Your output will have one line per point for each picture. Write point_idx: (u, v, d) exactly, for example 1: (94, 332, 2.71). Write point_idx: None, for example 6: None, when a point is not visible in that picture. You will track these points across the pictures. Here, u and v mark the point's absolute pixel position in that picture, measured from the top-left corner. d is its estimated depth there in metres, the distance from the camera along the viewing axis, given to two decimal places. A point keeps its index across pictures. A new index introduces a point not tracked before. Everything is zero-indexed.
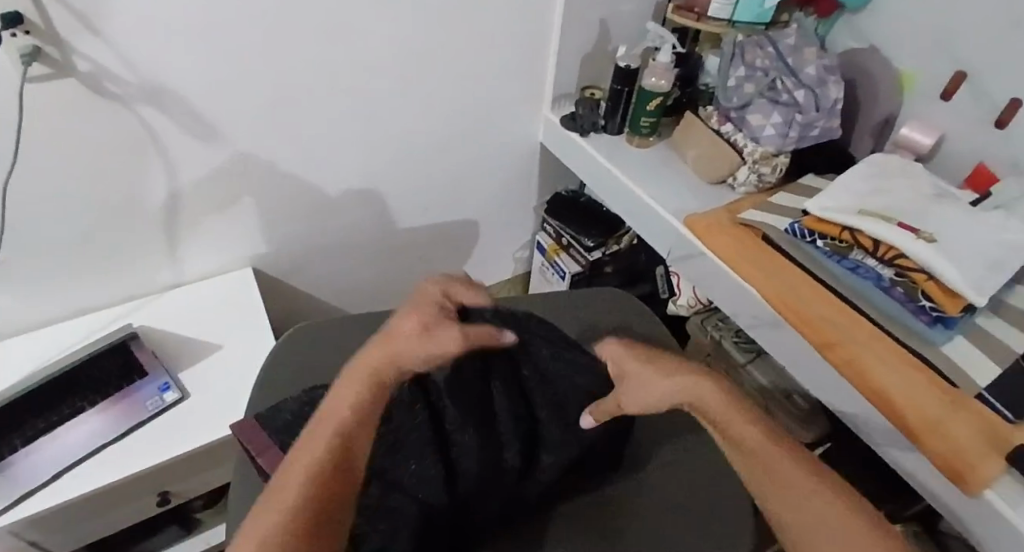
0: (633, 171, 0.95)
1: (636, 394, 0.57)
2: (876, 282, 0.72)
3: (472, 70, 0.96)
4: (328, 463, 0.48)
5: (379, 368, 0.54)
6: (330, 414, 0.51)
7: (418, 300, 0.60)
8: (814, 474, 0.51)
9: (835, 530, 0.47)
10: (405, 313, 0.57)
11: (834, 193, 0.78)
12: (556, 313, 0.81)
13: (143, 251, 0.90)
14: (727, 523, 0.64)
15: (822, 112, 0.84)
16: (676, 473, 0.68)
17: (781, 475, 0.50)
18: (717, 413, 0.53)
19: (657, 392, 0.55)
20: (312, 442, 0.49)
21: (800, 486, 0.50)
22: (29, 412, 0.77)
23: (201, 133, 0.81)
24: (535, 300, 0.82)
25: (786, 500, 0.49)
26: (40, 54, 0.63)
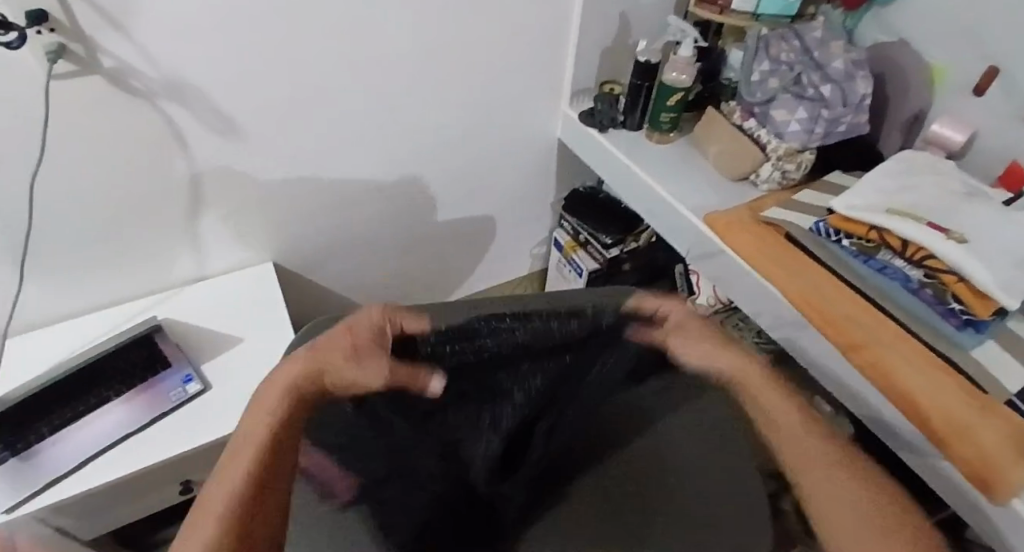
0: (652, 167, 0.94)
1: (687, 346, 0.62)
2: (904, 283, 0.70)
3: (490, 66, 0.96)
4: (255, 474, 0.51)
5: (304, 391, 0.55)
6: (257, 424, 0.53)
7: (356, 323, 0.57)
8: (835, 445, 0.58)
9: (854, 492, 0.54)
10: (339, 335, 0.57)
11: (861, 190, 0.76)
12: None
13: (166, 246, 0.91)
14: (745, 522, 0.62)
15: (850, 108, 0.81)
16: (692, 469, 0.66)
17: (801, 452, 0.57)
18: (760, 390, 0.60)
19: (707, 353, 0.61)
20: (238, 451, 0.52)
21: (825, 463, 0.56)
22: (56, 402, 0.79)
23: (222, 129, 0.81)
24: None
25: (812, 464, 0.56)
26: (64, 51, 0.64)
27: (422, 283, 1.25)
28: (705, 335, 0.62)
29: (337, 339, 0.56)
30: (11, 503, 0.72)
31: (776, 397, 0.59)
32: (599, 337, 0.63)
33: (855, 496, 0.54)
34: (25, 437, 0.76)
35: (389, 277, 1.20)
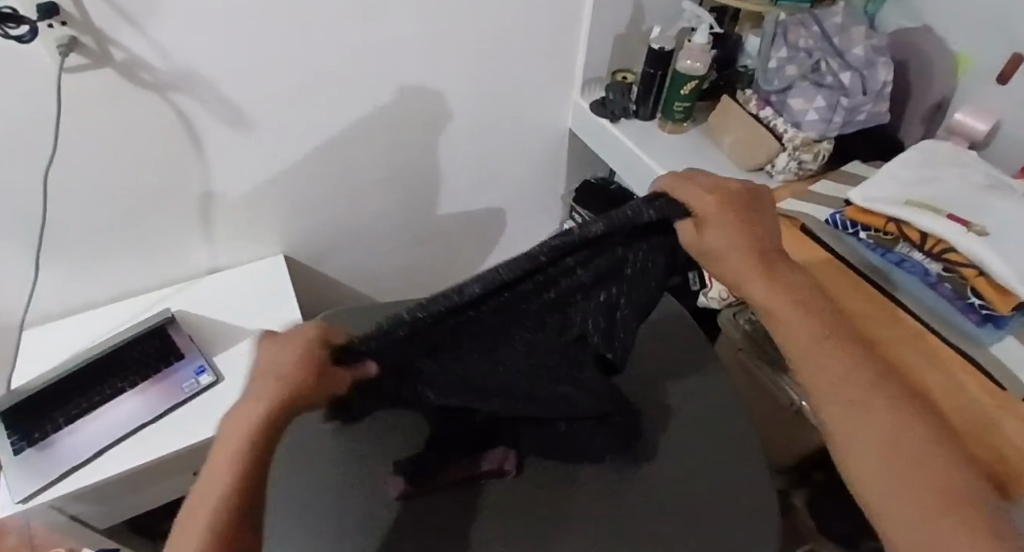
0: (665, 158, 0.93)
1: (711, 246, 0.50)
2: (923, 277, 0.69)
3: (501, 55, 0.95)
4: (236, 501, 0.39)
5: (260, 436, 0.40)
6: (234, 435, 0.40)
7: (289, 352, 0.40)
8: (874, 388, 0.48)
9: (884, 434, 0.46)
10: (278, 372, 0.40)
11: (879, 181, 0.73)
12: None
13: (179, 238, 0.92)
14: (752, 526, 0.59)
15: (870, 96, 0.80)
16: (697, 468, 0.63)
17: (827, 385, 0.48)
18: (785, 317, 0.51)
19: (730, 262, 0.51)
20: (207, 486, 0.40)
21: (845, 391, 0.48)
22: (74, 392, 0.80)
23: (232, 121, 0.81)
24: None
25: (836, 403, 0.48)
26: (76, 44, 0.64)
27: (432, 275, 1.25)
28: (739, 242, 0.50)
29: (288, 347, 0.41)
30: (29, 491, 0.73)
31: (798, 322, 0.50)
32: (600, 246, 0.48)
33: (869, 422, 0.46)
34: (45, 425, 0.78)
35: (399, 269, 1.20)
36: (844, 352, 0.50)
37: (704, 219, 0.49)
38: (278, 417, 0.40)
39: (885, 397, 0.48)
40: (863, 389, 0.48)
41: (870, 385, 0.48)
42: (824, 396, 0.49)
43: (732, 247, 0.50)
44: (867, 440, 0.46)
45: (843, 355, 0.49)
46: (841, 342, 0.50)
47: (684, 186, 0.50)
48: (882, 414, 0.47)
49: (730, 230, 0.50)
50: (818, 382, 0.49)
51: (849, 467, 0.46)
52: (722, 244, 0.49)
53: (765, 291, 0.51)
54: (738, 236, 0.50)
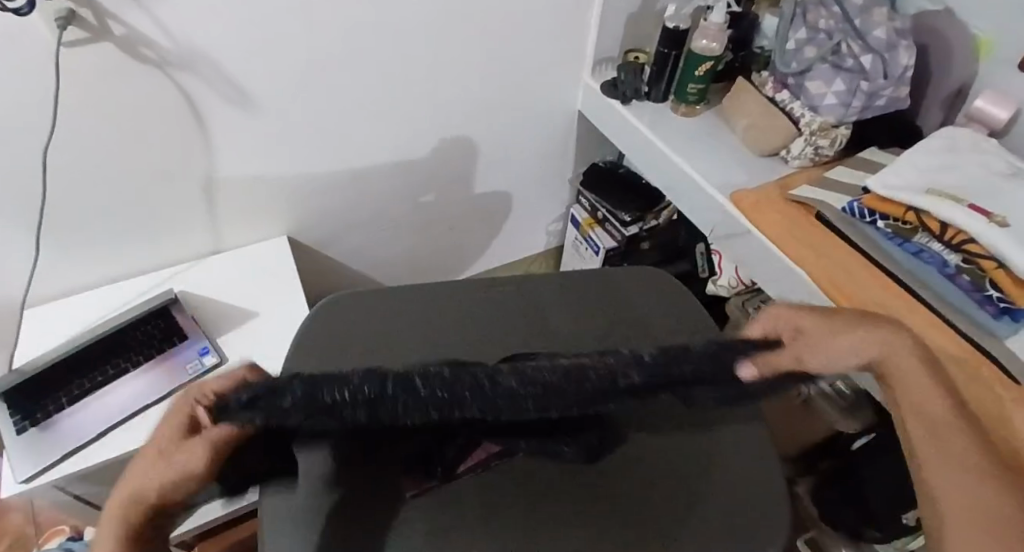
0: (678, 142, 0.90)
1: (815, 352, 0.45)
2: (940, 268, 0.67)
3: (511, 34, 0.92)
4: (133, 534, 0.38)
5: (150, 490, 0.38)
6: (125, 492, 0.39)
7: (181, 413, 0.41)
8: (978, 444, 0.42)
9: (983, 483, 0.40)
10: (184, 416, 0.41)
11: (900, 168, 0.71)
12: (581, 296, 0.77)
13: (182, 217, 0.90)
14: None
15: (891, 80, 0.77)
16: None
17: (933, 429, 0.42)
18: (905, 379, 0.45)
19: (838, 350, 0.45)
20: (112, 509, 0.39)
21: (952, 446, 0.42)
22: (75, 370, 0.80)
23: (236, 99, 0.79)
24: (556, 279, 0.79)
25: (941, 453, 0.42)
26: (75, 17, 0.61)
27: (437, 258, 1.24)
28: (831, 335, 0.46)
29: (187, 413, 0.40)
30: (31, 471, 0.73)
31: (921, 384, 0.44)
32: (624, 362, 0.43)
33: (971, 475, 0.40)
34: (46, 405, 0.77)
35: (403, 253, 1.19)
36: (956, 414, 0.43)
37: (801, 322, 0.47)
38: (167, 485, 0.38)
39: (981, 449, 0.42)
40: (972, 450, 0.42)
41: (971, 444, 0.42)
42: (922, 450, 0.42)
43: (836, 347, 0.45)
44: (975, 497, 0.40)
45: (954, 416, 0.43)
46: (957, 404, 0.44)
47: (781, 309, 0.48)
48: (974, 464, 0.41)
49: (834, 326, 0.46)
50: (929, 427, 0.43)
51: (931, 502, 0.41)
52: (825, 339, 0.46)
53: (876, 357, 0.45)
54: (842, 326, 0.46)
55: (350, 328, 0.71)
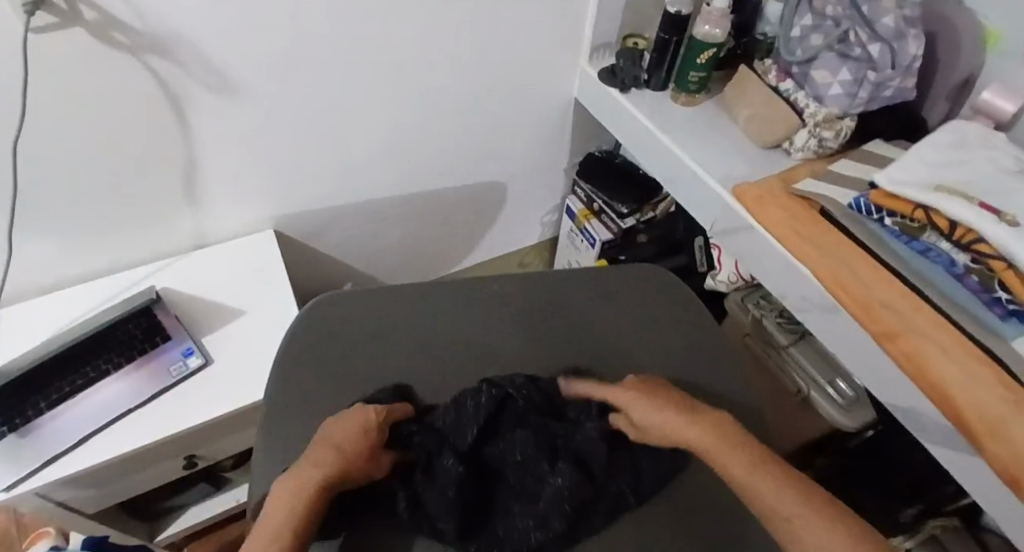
0: (678, 133, 0.88)
1: (652, 426, 0.56)
2: (948, 267, 0.65)
3: (506, 18, 0.88)
4: (298, 527, 0.48)
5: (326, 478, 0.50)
6: (298, 483, 0.50)
7: (346, 425, 0.55)
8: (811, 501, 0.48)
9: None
10: (342, 428, 0.54)
11: (908, 163, 0.69)
12: (583, 297, 0.75)
13: (164, 211, 0.87)
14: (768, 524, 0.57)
15: (898, 71, 0.74)
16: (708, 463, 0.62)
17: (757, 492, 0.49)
18: (728, 460, 0.52)
19: (667, 428, 0.55)
20: (278, 508, 0.49)
21: (780, 507, 0.48)
22: (55, 373, 0.76)
23: (217, 87, 0.76)
24: (555, 279, 0.76)
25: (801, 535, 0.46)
26: (43, 2, 0.57)
27: (429, 252, 1.21)
28: (668, 411, 0.56)
29: (347, 425, 0.55)
30: (11, 480, 0.69)
31: (732, 459, 0.52)
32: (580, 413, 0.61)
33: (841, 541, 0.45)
34: (25, 411, 0.74)
35: (394, 248, 1.16)
36: (767, 468, 0.51)
37: (631, 409, 0.57)
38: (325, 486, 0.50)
39: (845, 518, 0.47)
40: (797, 503, 0.48)
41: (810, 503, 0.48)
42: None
43: (663, 433, 0.55)
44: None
45: (768, 473, 0.50)
46: (774, 462, 0.52)
47: (620, 392, 0.59)
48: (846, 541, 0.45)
49: (655, 409, 0.56)
50: (782, 513, 0.48)
51: None
52: (653, 425, 0.56)
53: (694, 441, 0.54)
54: (661, 413, 0.56)
55: (342, 325, 0.69)
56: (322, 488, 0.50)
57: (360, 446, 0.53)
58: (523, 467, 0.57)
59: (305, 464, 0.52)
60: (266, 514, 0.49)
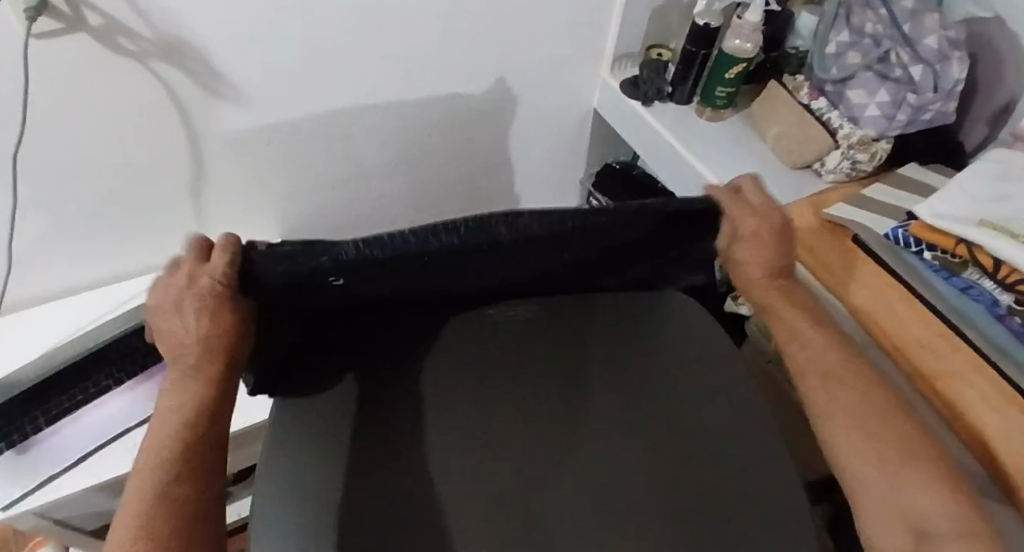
0: (703, 150, 0.84)
1: (787, 336, 0.56)
2: (990, 307, 0.62)
3: (527, 25, 0.85)
4: (179, 495, 0.40)
5: (186, 423, 0.43)
6: (180, 442, 0.42)
7: (193, 298, 0.43)
8: (907, 456, 0.46)
9: (923, 503, 0.44)
10: (195, 309, 0.43)
11: (950, 194, 0.66)
12: (661, 341, 0.60)
13: (170, 218, 0.84)
14: (790, 513, 0.49)
15: (940, 94, 0.71)
16: (701, 371, 0.58)
17: (849, 436, 0.49)
18: (829, 398, 0.51)
19: (809, 341, 0.55)
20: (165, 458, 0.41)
21: (876, 463, 0.47)
22: (54, 388, 0.73)
23: (226, 95, 0.73)
24: (638, 311, 0.62)
25: (888, 493, 0.45)
26: (47, 8, 0.54)
27: None
28: (813, 332, 0.56)
29: (190, 304, 0.43)
30: (10, 499, 0.70)
31: (832, 386, 0.52)
32: (575, 371, 0.57)
33: (935, 497, 0.44)
34: (23, 425, 0.72)
35: None
36: (883, 425, 0.49)
37: (778, 307, 0.57)
38: (197, 432, 0.43)
39: (941, 468, 0.46)
40: (907, 467, 0.46)
41: (905, 459, 0.46)
42: (823, 408, 0.51)
43: (800, 337, 0.56)
44: (877, 495, 0.45)
45: (882, 431, 0.49)
46: (887, 405, 0.51)
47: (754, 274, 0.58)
48: (946, 499, 0.43)
49: (790, 315, 0.57)
50: (871, 468, 0.47)
51: (863, 506, 0.46)
52: (793, 328, 0.56)
53: (800, 363, 0.55)
54: (802, 322, 0.56)
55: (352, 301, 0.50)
56: (197, 432, 0.43)
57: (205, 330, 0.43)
58: (517, 385, 0.55)
59: (181, 366, 0.44)
60: (145, 463, 0.41)
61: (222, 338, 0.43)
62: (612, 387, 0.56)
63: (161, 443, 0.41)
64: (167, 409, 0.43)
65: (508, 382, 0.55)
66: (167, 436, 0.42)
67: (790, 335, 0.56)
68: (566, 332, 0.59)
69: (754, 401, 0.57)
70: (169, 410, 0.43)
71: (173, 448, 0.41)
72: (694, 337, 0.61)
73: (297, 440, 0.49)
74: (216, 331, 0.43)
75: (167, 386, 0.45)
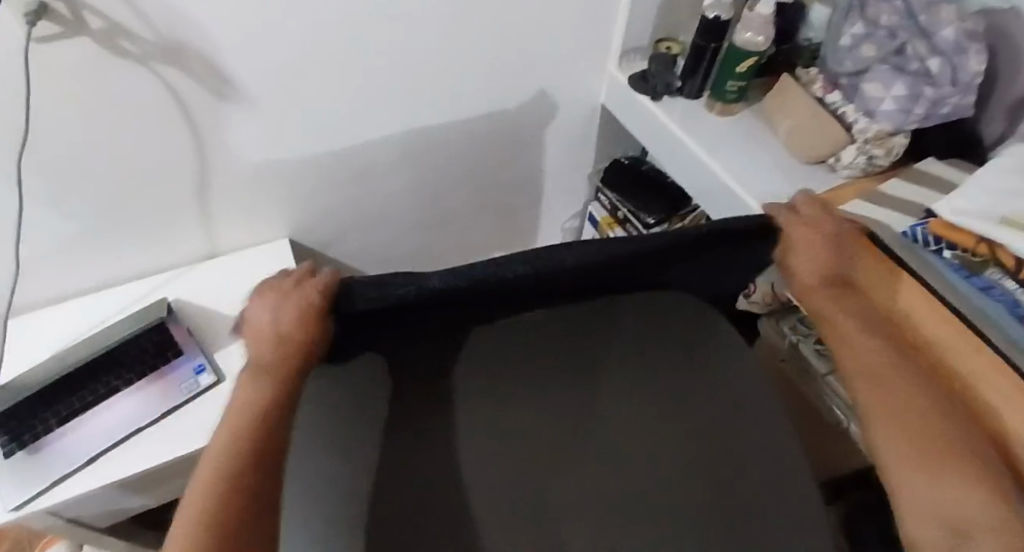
0: (714, 146, 0.83)
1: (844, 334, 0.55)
2: (1012, 308, 0.59)
3: (534, 20, 0.83)
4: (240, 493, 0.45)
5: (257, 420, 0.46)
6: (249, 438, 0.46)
7: (290, 300, 0.44)
8: (958, 457, 0.46)
9: (972, 506, 0.44)
10: (286, 313, 0.44)
11: (970, 190, 0.64)
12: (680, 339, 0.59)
13: (176, 220, 0.84)
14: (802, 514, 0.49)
15: (959, 87, 0.68)
16: (719, 369, 0.58)
17: (906, 443, 0.49)
18: (890, 397, 0.51)
19: (862, 342, 0.55)
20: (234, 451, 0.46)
21: (929, 466, 0.47)
22: (65, 389, 0.75)
23: (229, 95, 0.72)
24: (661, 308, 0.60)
25: (943, 498, 0.45)
26: (47, 11, 0.54)
27: (447, 256, 1.18)
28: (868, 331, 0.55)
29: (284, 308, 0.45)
30: (21, 499, 0.69)
31: (885, 382, 0.52)
32: (599, 371, 0.57)
33: (984, 503, 0.44)
34: (34, 426, 0.73)
35: (410, 253, 1.12)
36: (938, 427, 0.49)
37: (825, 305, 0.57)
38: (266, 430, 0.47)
39: (988, 472, 0.45)
40: (961, 468, 0.46)
41: (959, 460, 0.46)
42: (874, 408, 0.52)
43: (855, 339, 0.55)
44: (926, 499, 0.46)
45: (939, 432, 0.48)
46: (937, 403, 0.50)
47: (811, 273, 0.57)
48: (993, 502, 0.44)
49: (847, 316, 0.56)
50: (926, 472, 0.47)
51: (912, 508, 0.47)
52: (849, 327, 0.56)
53: (854, 360, 0.54)
54: (857, 320, 0.56)
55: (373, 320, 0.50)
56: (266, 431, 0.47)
57: (292, 335, 0.44)
58: (537, 382, 0.56)
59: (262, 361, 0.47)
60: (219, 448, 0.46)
61: (301, 345, 0.45)
62: (627, 388, 0.57)
63: (238, 432, 0.46)
64: (247, 398, 0.47)
65: (528, 381, 0.56)
66: (243, 426, 0.47)
67: (843, 332, 0.55)
68: (584, 330, 0.59)
69: (766, 403, 0.55)
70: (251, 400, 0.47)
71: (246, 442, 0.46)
72: (705, 344, 0.59)
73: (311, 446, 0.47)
74: (298, 341, 0.45)
75: (248, 373, 0.48)
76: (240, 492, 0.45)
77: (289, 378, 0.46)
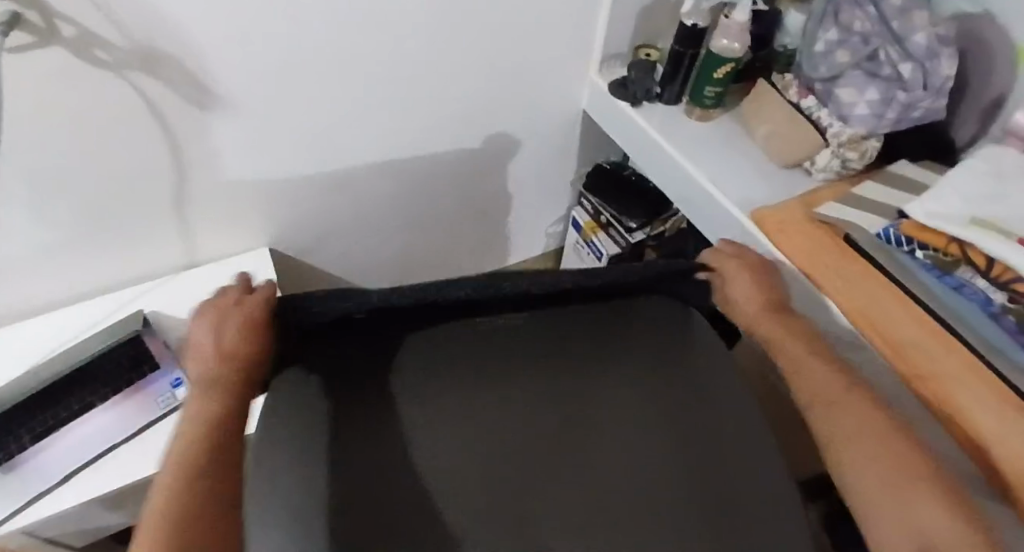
0: (692, 151, 0.84)
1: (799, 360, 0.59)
2: (983, 305, 0.61)
3: (514, 28, 0.84)
4: (202, 489, 0.45)
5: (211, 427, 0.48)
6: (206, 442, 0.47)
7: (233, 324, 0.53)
8: (919, 471, 0.48)
9: (935, 521, 0.45)
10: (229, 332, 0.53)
11: (943, 193, 0.65)
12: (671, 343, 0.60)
13: (153, 230, 0.83)
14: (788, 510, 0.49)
15: (930, 91, 0.70)
16: (712, 372, 0.58)
17: (866, 464, 0.50)
18: (845, 422, 0.53)
19: (812, 370, 0.58)
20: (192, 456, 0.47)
21: (888, 483, 0.49)
22: (38, 406, 0.72)
23: (208, 104, 0.71)
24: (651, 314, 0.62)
25: (905, 514, 0.46)
26: (19, 21, 0.53)
27: (431, 262, 1.18)
28: (812, 355, 0.59)
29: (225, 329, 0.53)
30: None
31: (845, 406, 0.54)
32: (596, 364, 0.57)
33: (947, 517, 0.45)
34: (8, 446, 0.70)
35: (394, 256, 1.11)
36: (890, 439, 0.51)
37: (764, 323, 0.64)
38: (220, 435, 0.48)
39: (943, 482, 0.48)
40: (921, 484, 0.47)
41: (918, 477, 0.48)
42: (836, 435, 0.53)
43: (802, 369, 0.58)
44: (891, 517, 0.47)
45: (890, 444, 0.51)
46: (893, 421, 0.53)
47: (743, 292, 0.67)
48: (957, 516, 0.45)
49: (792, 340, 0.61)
50: (884, 490, 0.48)
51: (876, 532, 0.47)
52: (795, 350, 0.60)
53: (819, 391, 0.56)
54: (805, 354, 0.59)
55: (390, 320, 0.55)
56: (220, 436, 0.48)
57: (240, 347, 0.52)
58: (528, 381, 0.54)
59: (208, 382, 0.51)
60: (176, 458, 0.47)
61: (249, 355, 0.52)
62: (622, 385, 0.56)
63: (194, 439, 0.48)
64: (199, 414, 0.50)
65: (520, 378, 0.54)
66: (199, 432, 0.48)
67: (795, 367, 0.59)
68: (577, 330, 0.59)
69: (747, 404, 0.56)
70: (202, 411, 0.50)
71: (204, 441, 0.48)
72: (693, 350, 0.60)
73: (278, 444, 0.45)
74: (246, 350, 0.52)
75: (192, 399, 0.51)
76: (196, 494, 0.45)
77: (240, 387, 0.51)
